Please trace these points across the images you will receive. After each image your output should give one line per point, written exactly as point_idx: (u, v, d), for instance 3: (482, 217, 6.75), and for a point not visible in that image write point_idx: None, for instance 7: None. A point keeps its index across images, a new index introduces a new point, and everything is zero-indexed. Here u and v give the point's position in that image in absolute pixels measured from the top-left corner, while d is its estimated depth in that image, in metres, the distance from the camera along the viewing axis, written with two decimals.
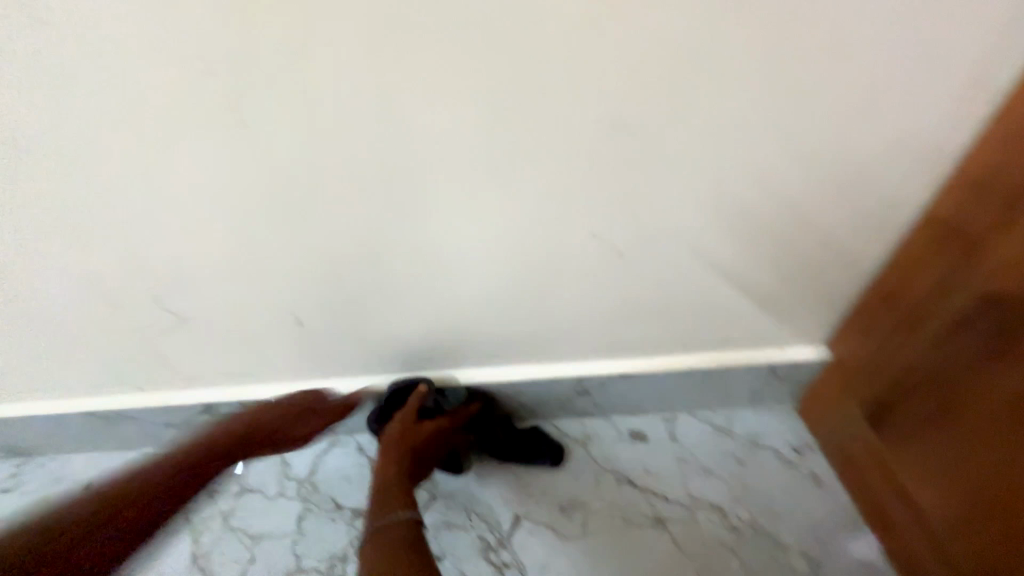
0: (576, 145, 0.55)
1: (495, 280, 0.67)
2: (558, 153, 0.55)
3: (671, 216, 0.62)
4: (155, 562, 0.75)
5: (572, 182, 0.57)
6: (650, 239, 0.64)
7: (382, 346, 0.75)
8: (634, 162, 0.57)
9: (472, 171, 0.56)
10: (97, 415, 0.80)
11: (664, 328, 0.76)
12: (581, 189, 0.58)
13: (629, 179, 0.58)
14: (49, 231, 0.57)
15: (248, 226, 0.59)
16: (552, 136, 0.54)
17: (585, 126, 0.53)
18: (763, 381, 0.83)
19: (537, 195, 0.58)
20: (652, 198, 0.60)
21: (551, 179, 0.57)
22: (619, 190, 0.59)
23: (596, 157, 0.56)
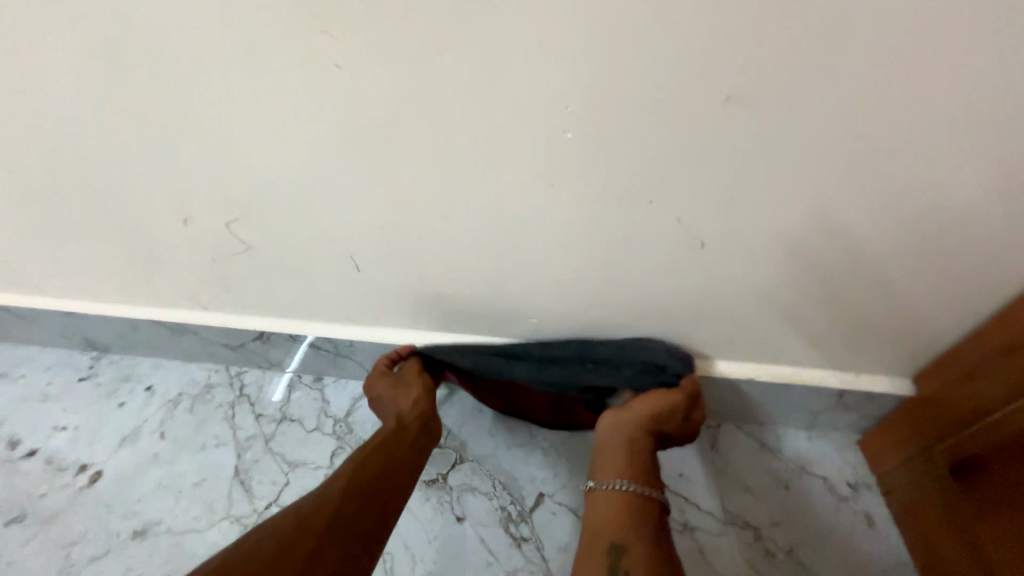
0: (678, 119, 0.49)
1: (560, 255, 0.64)
2: (656, 126, 0.50)
3: (767, 213, 0.55)
4: (202, 468, 0.80)
5: (665, 161, 0.52)
6: (738, 233, 0.58)
7: (433, 303, 0.75)
8: (740, 147, 0.50)
9: (558, 135, 0.52)
10: (165, 325, 0.85)
11: (727, 331, 0.71)
12: (673, 169, 0.53)
13: (730, 166, 0.52)
14: (141, 144, 0.59)
15: (323, 165, 0.58)
16: (653, 106, 0.48)
17: (693, 99, 0.47)
18: (828, 407, 0.76)
19: (623, 170, 0.54)
20: (750, 191, 0.54)
21: (642, 154, 0.52)
22: (715, 176, 0.53)
23: (697, 136, 0.50)
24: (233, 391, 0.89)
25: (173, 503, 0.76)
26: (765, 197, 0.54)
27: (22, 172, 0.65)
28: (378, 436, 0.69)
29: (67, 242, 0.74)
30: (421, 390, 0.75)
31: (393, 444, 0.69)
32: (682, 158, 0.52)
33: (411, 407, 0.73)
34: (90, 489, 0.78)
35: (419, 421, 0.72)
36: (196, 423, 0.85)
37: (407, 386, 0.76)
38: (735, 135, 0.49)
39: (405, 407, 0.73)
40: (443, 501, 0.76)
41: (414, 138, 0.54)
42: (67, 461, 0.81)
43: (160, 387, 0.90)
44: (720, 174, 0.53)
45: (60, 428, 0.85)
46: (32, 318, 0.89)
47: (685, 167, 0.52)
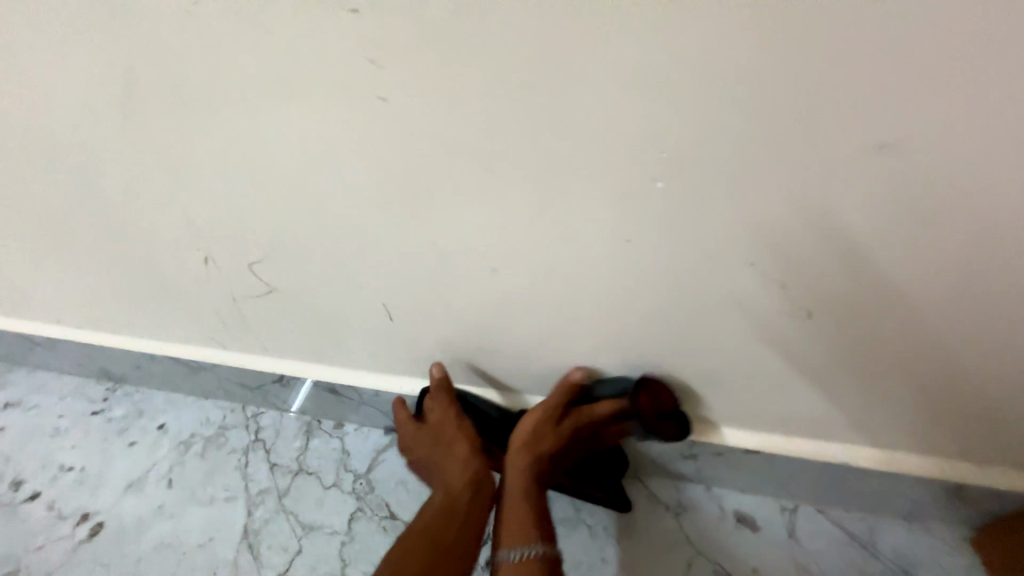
0: (791, 169, 0.40)
1: (624, 313, 0.55)
2: (760, 176, 0.41)
3: (889, 280, 0.46)
4: (209, 525, 0.73)
5: (767, 215, 0.43)
6: (849, 300, 0.48)
7: (471, 357, 0.66)
8: (866, 204, 0.41)
9: (638, 181, 0.43)
10: (181, 361, 0.79)
11: (818, 409, 0.60)
12: (778, 225, 0.44)
13: (849, 225, 0.43)
14: (164, 176, 0.54)
15: (359, 206, 0.51)
16: (760, 153, 0.40)
17: (813, 147, 0.39)
18: (937, 500, 0.63)
19: (712, 223, 0.45)
20: (872, 254, 0.44)
21: (739, 206, 0.43)
22: (828, 235, 0.44)
23: (812, 190, 0.41)
24: (248, 435, 0.82)
25: (176, 567, 0.69)
26: (889, 261, 0.44)
27: (41, 199, 0.60)
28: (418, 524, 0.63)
29: (85, 272, 0.69)
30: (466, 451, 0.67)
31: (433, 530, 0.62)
32: (790, 213, 0.43)
33: (460, 481, 0.66)
34: (91, 542, 0.71)
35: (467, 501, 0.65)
36: (206, 471, 0.78)
37: (450, 445, 0.68)
38: (862, 190, 0.40)
39: (451, 475, 0.66)
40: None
41: (464, 180, 0.47)
42: (71, 508, 0.75)
43: (173, 425, 0.84)
44: (835, 232, 0.43)
45: (67, 468, 0.79)
46: (49, 345, 0.84)
47: (792, 224, 0.43)
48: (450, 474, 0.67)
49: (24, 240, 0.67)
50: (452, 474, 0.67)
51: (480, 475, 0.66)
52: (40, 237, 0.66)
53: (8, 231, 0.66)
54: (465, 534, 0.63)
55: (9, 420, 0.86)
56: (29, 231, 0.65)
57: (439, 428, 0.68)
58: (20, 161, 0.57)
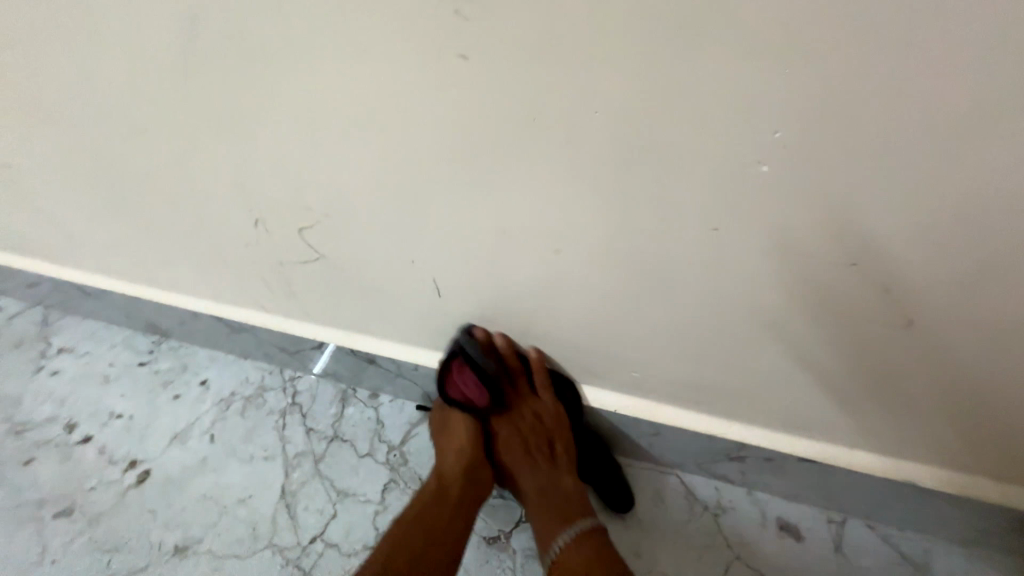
0: (913, 158, 0.36)
1: (688, 305, 0.52)
2: (875, 165, 0.37)
3: (1001, 289, 0.41)
4: (248, 483, 0.74)
5: (873, 209, 0.39)
6: (948, 306, 0.44)
7: (516, 339, 0.64)
8: (993, 202, 0.37)
9: (731, 162, 0.40)
10: (223, 321, 0.80)
11: (887, 422, 0.56)
12: (881, 217, 0.40)
13: (966, 225, 0.38)
14: (219, 133, 0.52)
15: (416, 177, 0.49)
16: (879, 136, 0.36)
17: (943, 134, 0.34)
18: (1007, 529, 0.59)
19: (807, 214, 0.41)
20: (987, 259, 0.40)
21: (843, 198, 0.39)
22: (942, 231, 0.39)
23: (932, 181, 0.37)
24: (285, 398, 0.83)
25: (216, 520, 0.71)
26: (1007, 269, 0.40)
27: (99, 150, 0.60)
28: (416, 504, 0.63)
29: (136, 226, 0.70)
30: (460, 443, 0.66)
31: (429, 515, 0.62)
32: (901, 208, 0.39)
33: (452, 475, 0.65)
34: (137, 489, 0.74)
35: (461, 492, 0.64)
36: (246, 429, 0.80)
37: (446, 435, 0.68)
38: (992, 185, 0.36)
39: (445, 463, 0.66)
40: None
41: (536, 153, 0.43)
42: (120, 453, 0.78)
43: (214, 382, 0.86)
44: (948, 232, 0.39)
45: (117, 415, 0.82)
46: (100, 296, 0.87)
47: (899, 220, 0.39)
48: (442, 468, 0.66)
49: (81, 192, 0.68)
50: (444, 463, 0.66)
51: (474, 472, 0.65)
52: (96, 189, 0.66)
53: (65, 181, 0.67)
54: (460, 519, 0.62)
55: (63, 364, 0.90)
56: (86, 182, 0.66)
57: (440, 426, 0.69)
58: (79, 110, 0.56)
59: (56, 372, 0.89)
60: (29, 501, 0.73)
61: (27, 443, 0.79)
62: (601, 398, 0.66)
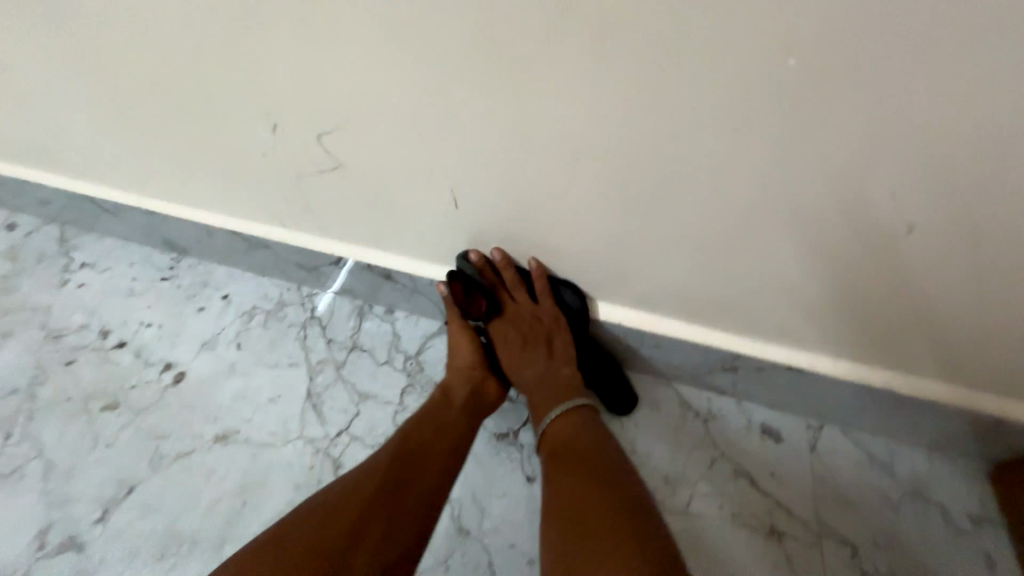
0: (947, 67, 0.35)
1: (699, 218, 0.54)
2: (901, 71, 0.36)
3: (1010, 204, 0.42)
4: (276, 384, 0.80)
5: (897, 118, 0.39)
6: (954, 219, 0.45)
7: (529, 254, 0.67)
8: (1020, 113, 0.36)
9: (759, 69, 0.39)
10: (241, 238, 0.82)
11: (875, 333, 0.60)
12: (900, 128, 0.40)
13: (988, 138, 0.39)
14: (237, 31, 0.51)
15: (437, 78, 0.49)
16: (916, 42, 0.35)
17: (984, 38, 0.33)
18: (969, 432, 0.65)
19: (828, 125, 0.41)
20: (1002, 173, 0.40)
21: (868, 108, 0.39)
22: (960, 144, 0.39)
23: (962, 91, 0.36)
24: (304, 311, 0.87)
25: (251, 415, 0.78)
26: (1020, 182, 0.41)
27: (108, 50, 0.59)
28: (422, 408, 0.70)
29: (151, 137, 0.70)
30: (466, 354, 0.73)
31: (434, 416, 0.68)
32: (926, 118, 0.39)
33: (460, 383, 0.72)
34: (175, 388, 0.80)
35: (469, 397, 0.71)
36: (270, 339, 0.85)
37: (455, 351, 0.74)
38: (1022, 97, 0.36)
39: (451, 377, 0.73)
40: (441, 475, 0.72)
41: (562, 52, 0.43)
42: (154, 357, 0.83)
43: (235, 297, 0.90)
44: (969, 144, 0.39)
45: (147, 324, 0.87)
46: (116, 212, 0.88)
47: (921, 131, 0.40)
48: (451, 377, 0.72)
49: (91, 98, 0.67)
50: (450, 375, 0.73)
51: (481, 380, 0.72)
52: (106, 93, 0.65)
53: (73, 85, 0.66)
54: (462, 420, 0.69)
55: (87, 278, 0.93)
56: (96, 87, 0.65)
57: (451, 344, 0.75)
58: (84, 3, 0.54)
59: (81, 285, 0.92)
60: (75, 397, 0.80)
61: (65, 348, 0.85)
62: (608, 311, 0.70)
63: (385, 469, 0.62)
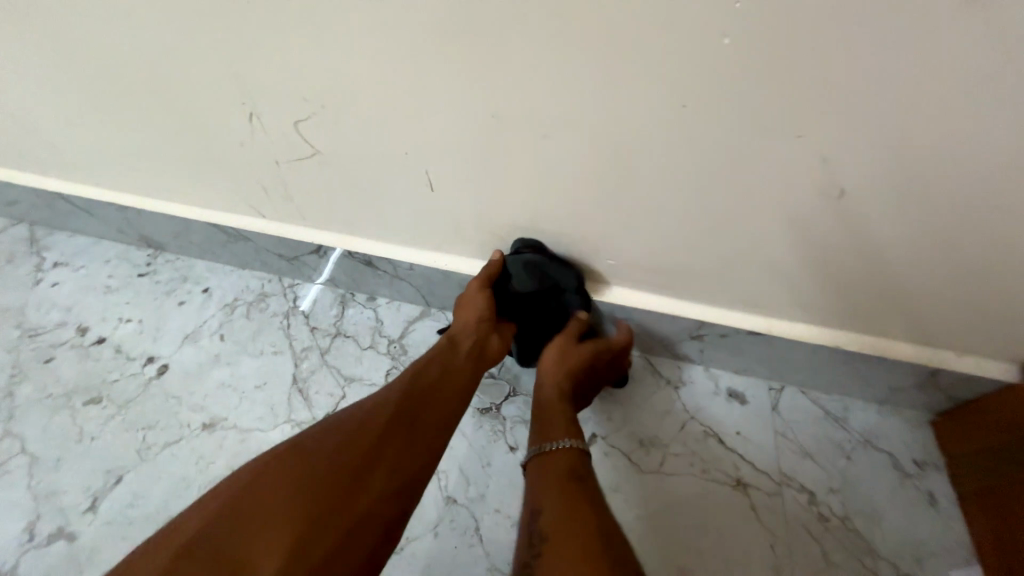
0: (863, 45, 0.40)
1: (659, 192, 0.58)
2: (825, 47, 0.41)
3: (928, 168, 0.47)
4: (261, 372, 0.82)
5: (826, 91, 0.44)
6: (881, 184, 0.50)
7: (504, 234, 0.70)
8: (928, 86, 0.41)
9: (703, 49, 0.43)
10: (220, 230, 0.83)
11: (824, 295, 0.65)
12: (829, 99, 0.44)
13: (903, 109, 0.43)
14: (209, 22, 0.52)
15: (407, 63, 0.51)
16: (835, 22, 0.39)
17: (892, 18, 0.38)
18: (910, 384, 0.72)
19: (766, 100, 0.46)
20: (919, 140, 0.45)
21: (799, 83, 0.44)
22: (880, 114, 0.44)
23: (878, 66, 0.41)
24: (287, 301, 0.89)
25: (237, 403, 0.79)
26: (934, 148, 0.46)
27: (75, 42, 0.59)
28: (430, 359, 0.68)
29: (122, 130, 0.70)
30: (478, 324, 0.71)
31: (444, 368, 0.68)
32: (850, 91, 0.43)
33: (467, 335, 0.71)
34: (159, 379, 0.81)
35: (473, 351, 0.71)
36: (253, 328, 0.86)
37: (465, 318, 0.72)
38: (929, 69, 0.40)
39: (461, 339, 0.71)
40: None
41: (525, 36, 0.46)
42: (135, 352, 0.84)
43: (216, 290, 0.90)
44: (889, 114, 0.44)
45: (126, 320, 0.87)
46: (89, 209, 0.87)
47: (847, 103, 0.44)
48: (459, 328, 0.72)
49: (59, 92, 0.66)
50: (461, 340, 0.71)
51: (487, 335, 0.73)
52: (74, 86, 0.65)
53: (38, 78, 0.65)
54: (465, 374, 0.69)
55: (61, 277, 0.92)
56: (63, 80, 0.65)
57: (461, 310, 0.72)
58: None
59: (55, 284, 0.91)
60: (55, 393, 0.79)
61: (43, 346, 0.84)
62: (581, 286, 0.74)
63: (391, 414, 0.61)
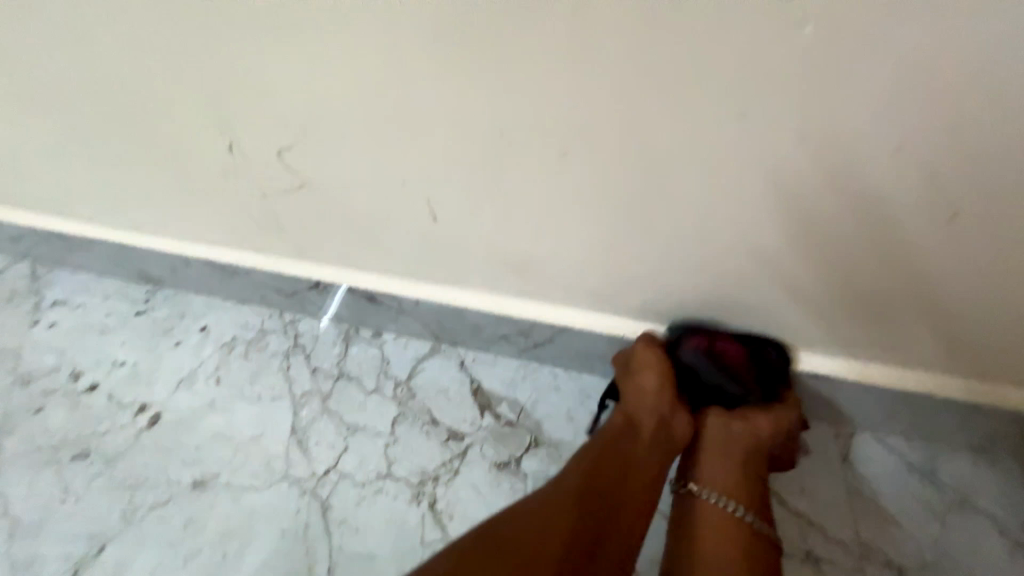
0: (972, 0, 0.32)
1: (702, 214, 0.49)
2: (890, 38, 0.34)
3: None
4: (259, 421, 0.75)
5: (901, 89, 0.37)
6: (981, 196, 0.41)
7: (518, 267, 0.61)
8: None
9: (766, 19, 0.35)
10: (215, 266, 0.77)
11: (902, 330, 0.55)
12: (908, 95, 0.37)
13: (1019, 90, 0.35)
14: (185, 31, 0.46)
15: (402, 82, 0.45)
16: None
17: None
18: (1011, 431, 0.60)
19: (825, 97, 0.38)
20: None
21: (880, 64, 0.36)
22: (972, 117, 0.37)
23: (959, 57, 0.34)
24: (286, 340, 0.82)
25: (232, 457, 0.73)
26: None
27: (44, 60, 0.53)
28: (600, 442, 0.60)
29: (105, 163, 0.64)
30: (658, 397, 0.61)
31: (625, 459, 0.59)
32: (951, 70, 0.35)
33: (650, 416, 0.61)
34: (150, 430, 0.75)
35: (659, 435, 0.60)
36: (251, 372, 0.79)
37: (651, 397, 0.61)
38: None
39: (641, 414, 0.61)
40: (432, 508, 0.69)
41: (538, 31, 0.39)
42: (126, 400, 0.78)
43: (214, 328, 0.84)
44: (996, 99, 0.36)
45: (120, 363, 0.82)
46: (83, 246, 0.83)
47: (945, 86, 0.36)
48: (635, 408, 0.62)
49: (39, 126, 0.62)
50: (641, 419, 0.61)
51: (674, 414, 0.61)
52: (54, 121, 0.61)
53: (13, 103, 0.60)
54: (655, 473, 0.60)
55: (57, 317, 0.87)
56: (41, 112, 0.60)
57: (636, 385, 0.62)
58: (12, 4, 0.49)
59: (51, 325, 0.87)
60: (44, 445, 0.75)
61: (34, 392, 0.80)
62: None
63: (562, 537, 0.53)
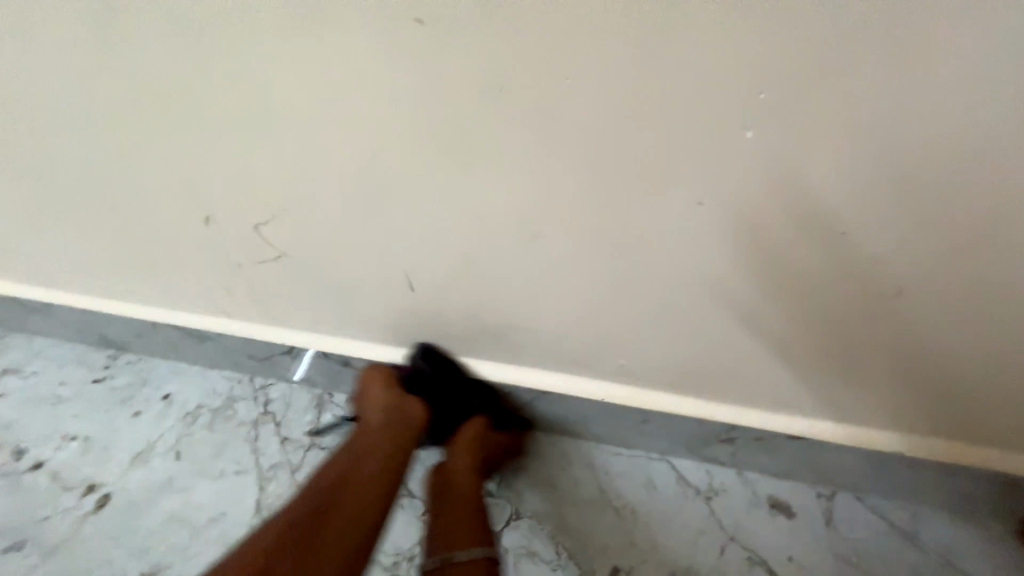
0: (898, 107, 0.37)
1: (675, 282, 0.51)
2: (829, 137, 0.39)
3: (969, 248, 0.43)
4: (222, 498, 0.70)
5: (844, 179, 0.41)
6: (921, 271, 0.45)
7: (497, 333, 0.62)
8: (951, 166, 0.38)
9: (721, 115, 0.39)
10: (184, 331, 0.75)
11: (869, 392, 0.56)
12: (851, 184, 0.41)
13: (941, 183, 0.39)
14: (173, 112, 0.48)
15: (384, 164, 0.47)
16: (868, 85, 0.36)
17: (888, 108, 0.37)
18: (983, 490, 0.61)
19: (777, 184, 0.42)
20: (950, 221, 0.41)
21: (823, 159, 0.40)
22: (907, 203, 0.41)
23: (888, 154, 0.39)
24: (256, 407, 0.78)
25: (186, 544, 0.67)
26: (975, 232, 0.41)
27: (27, 132, 0.53)
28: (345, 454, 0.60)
29: (78, 230, 0.64)
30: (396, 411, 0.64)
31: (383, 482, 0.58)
32: (884, 165, 0.39)
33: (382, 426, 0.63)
34: (97, 515, 0.69)
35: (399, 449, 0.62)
36: (215, 443, 0.75)
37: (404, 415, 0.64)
38: (977, 132, 0.37)
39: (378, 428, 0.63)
40: None
41: (513, 123, 0.42)
42: (75, 479, 0.72)
43: (179, 395, 0.80)
44: (925, 189, 0.40)
45: (71, 437, 0.76)
46: (43, 310, 0.79)
47: (884, 176, 0.40)
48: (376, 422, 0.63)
49: (13, 195, 0.62)
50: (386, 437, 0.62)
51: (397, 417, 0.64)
52: (27, 190, 0.60)
53: None
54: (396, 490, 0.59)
55: (6, 387, 0.81)
56: (16, 182, 0.59)
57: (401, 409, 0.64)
58: (1, 80, 0.49)
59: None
60: None
61: None
62: (679, 402, 0.63)
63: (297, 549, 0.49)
